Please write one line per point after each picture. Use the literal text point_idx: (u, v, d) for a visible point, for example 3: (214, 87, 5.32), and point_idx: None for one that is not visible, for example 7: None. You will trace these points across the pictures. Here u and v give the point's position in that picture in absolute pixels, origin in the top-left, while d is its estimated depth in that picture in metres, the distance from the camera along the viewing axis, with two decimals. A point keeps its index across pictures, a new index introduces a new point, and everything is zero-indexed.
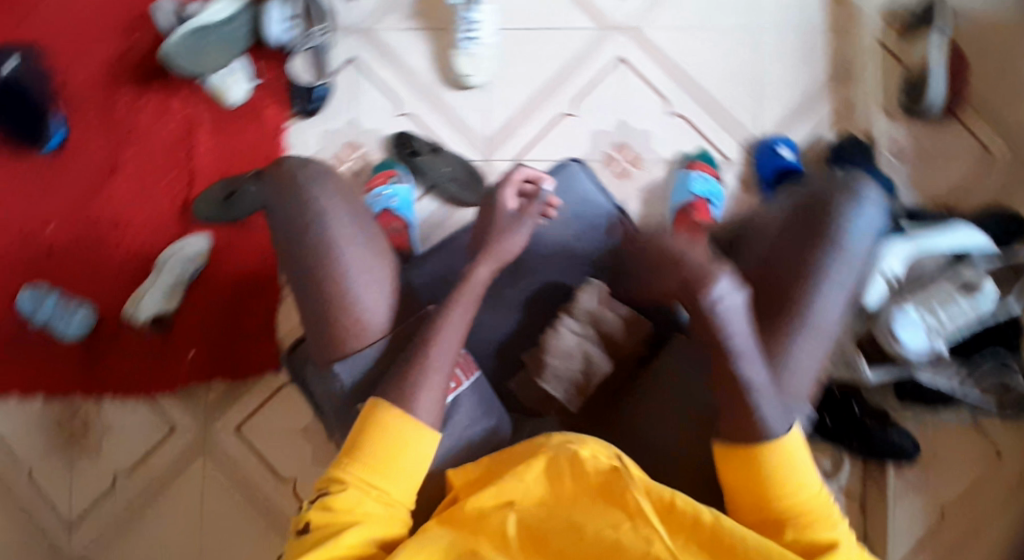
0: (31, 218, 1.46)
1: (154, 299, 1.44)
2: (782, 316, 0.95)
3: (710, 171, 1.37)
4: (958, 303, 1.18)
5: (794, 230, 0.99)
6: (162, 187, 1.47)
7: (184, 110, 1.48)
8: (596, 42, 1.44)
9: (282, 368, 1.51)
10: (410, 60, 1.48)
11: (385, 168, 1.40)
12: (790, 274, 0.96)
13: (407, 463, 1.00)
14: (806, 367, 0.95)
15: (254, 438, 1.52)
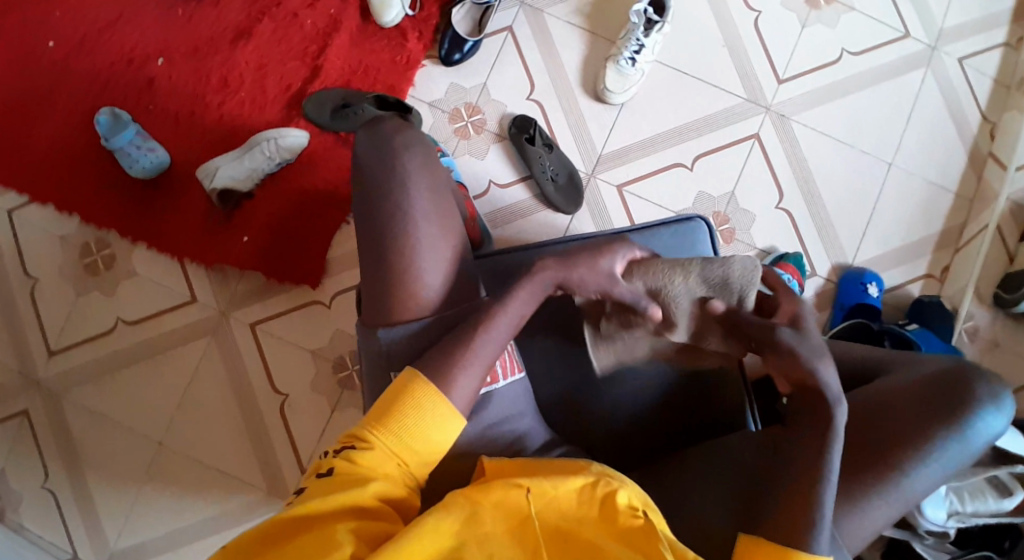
0: (147, 46, 1.46)
1: (231, 172, 1.42)
2: (877, 472, 1.03)
3: (796, 275, 1.36)
4: (987, 500, 1.28)
5: (926, 400, 1.05)
6: (281, 70, 1.46)
7: (333, 8, 1.46)
8: (742, 112, 1.42)
9: (320, 287, 1.50)
10: (564, 52, 1.44)
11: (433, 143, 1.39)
12: (900, 440, 1.04)
13: (431, 438, 0.96)
14: (873, 523, 1.03)
15: (264, 341, 1.50)
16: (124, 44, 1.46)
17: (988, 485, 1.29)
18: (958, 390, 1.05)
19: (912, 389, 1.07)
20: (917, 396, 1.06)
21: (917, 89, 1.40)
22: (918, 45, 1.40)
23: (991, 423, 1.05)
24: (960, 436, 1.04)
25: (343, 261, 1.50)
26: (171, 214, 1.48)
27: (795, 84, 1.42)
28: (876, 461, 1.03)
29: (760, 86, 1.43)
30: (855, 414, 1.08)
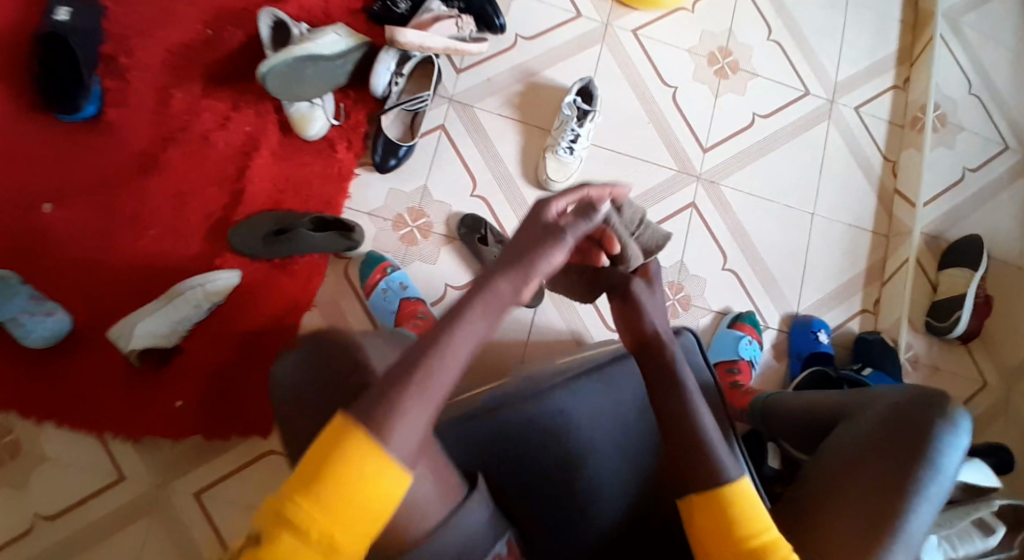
0: (32, 186, 1.29)
1: (150, 329, 1.23)
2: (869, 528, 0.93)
3: (754, 334, 1.40)
4: (975, 541, 1.18)
5: (892, 437, 0.98)
6: (196, 200, 1.32)
7: (246, 126, 1.36)
8: (677, 183, 1.47)
9: (275, 432, 1.30)
10: (500, 146, 1.45)
11: (378, 262, 1.33)
12: (883, 486, 0.95)
13: (368, 504, 0.76)
14: None
15: (215, 509, 1.27)
16: (6, 186, 1.28)
17: (972, 525, 1.19)
18: (918, 418, 0.98)
19: (874, 427, 1.00)
20: (884, 435, 0.99)
21: (824, 141, 1.52)
22: (819, 101, 1.54)
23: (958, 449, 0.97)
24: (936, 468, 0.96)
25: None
26: (85, 381, 1.26)
27: (717, 151, 1.50)
28: (863, 512, 0.94)
29: (687, 155, 1.49)
30: (830, 469, 1.00)
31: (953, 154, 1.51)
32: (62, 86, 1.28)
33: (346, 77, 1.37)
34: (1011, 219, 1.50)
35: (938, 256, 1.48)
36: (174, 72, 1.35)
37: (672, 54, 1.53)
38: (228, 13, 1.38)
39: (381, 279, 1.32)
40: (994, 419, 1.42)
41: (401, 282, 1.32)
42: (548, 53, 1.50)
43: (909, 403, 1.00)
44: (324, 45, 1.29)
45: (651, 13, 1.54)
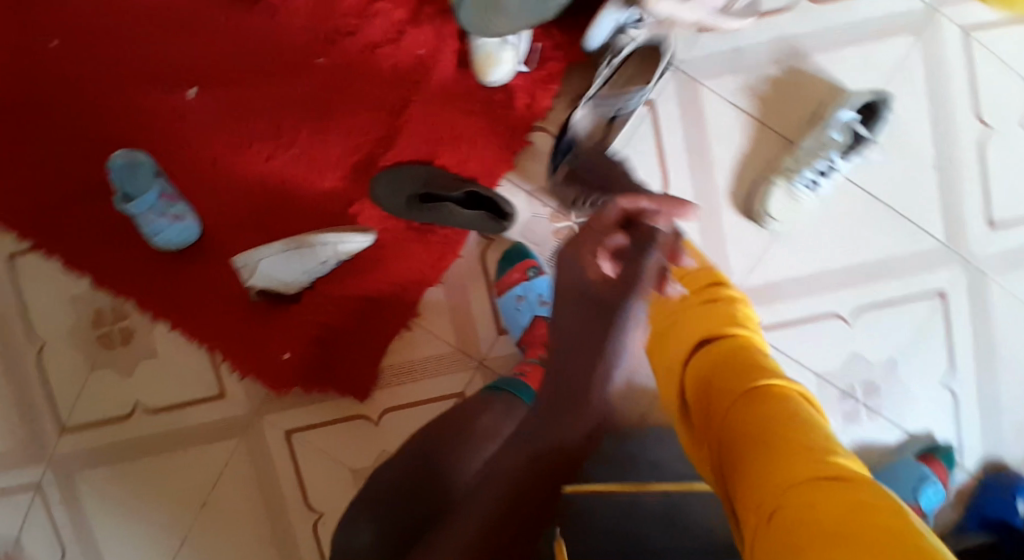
0: (187, 56, 1.16)
1: (275, 269, 1.12)
2: None
3: (945, 479, 1.11)
4: None
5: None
6: (345, 122, 1.15)
7: (420, 48, 1.13)
8: (939, 259, 1.13)
9: (372, 399, 1.19)
10: (717, 148, 1.14)
11: (522, 258, 1.14)
12: None
13: None
14: None
15: (301, 455, 1.19)
16: (160, 50, 1.16)
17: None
18: None
19: None
20: None
21: None
22: None
23: None
24: None
25: (425, 369, 1.19)
26: (198, 287, 1.17)
27: (1006, 233, 1.14)
28: None
29: (962, 227, 1.14)
30: None
31: None
32: None
33: (554, 13, 1.02)
34: None
35: None
36: None
37: (994, 82, 1.13)
38: None
39: (518, 281, 1.13)
40: None
41: (538, 293, 1.12)
42: (831, 33, 1.14)
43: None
44: None
45: (994, 14, 1.13)
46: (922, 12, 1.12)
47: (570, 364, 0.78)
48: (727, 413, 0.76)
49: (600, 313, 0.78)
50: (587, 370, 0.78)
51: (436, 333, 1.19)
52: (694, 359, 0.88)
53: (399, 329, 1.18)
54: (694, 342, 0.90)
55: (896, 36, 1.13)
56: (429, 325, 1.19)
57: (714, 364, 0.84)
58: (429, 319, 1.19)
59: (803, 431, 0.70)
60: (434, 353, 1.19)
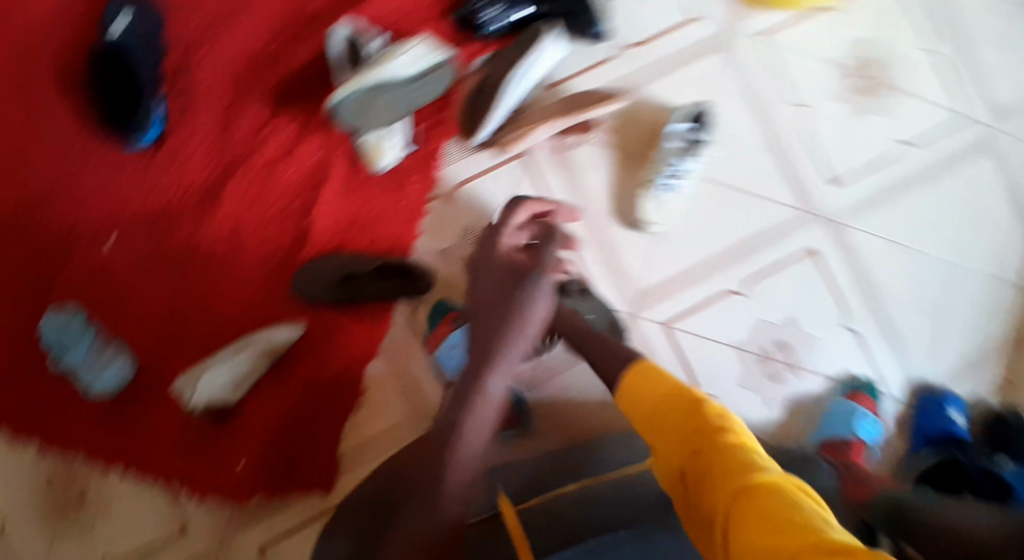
0: (97, 215, 1.25)
1: (213, 382, 1.18)
2: None
3: (872, 407, 1.22)
4: None
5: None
6: (258, 236, 1.25)
7: (311, 155, 1.26)
8: (790, 227, 1.26)
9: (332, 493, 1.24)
10: (591, 180, 1.25)
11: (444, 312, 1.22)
12: None
13: None
14: None
15: None
16: (69, 217, 1.24)
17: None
18: None
19: None
20: None
21: (977, 180, 1.28)
22: (979, 126, 1.29)
23: None
24: None
25: (380, 443, 1.25)
26: (147, 424, 1.22)
27: (854, 186, 1.27)
28: None
29: (808, 190, 1.28)
30: None
31: None
32: (128, 104, 1.23)
33: (440, 90, 1.23)
34: None
35: None
36: (241, 94, 1.27)
37: (805, 67, 1.29)
38: (308, 29, 1.28)
39: (446, 333, 1.20)
40: None
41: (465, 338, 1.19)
42: (659, 59, 1.29)
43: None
44: (400, 65, 1.18)
45: (787, 12, 1.30)
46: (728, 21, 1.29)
47: (483, 328, 0.95)
48: (729, 533, 0.70)
49: (502, 283, 0.99)
50: (493, 332, 0.94)
51: (384, 407, 1.26)
52: (680, 464, 0.79)
53: (346, 417, 1.25)
54: (672, 451, 0.81)
55: (710, 52, 1.29)
56: (374, 399, 1.26)
57: (700, 468, 0.76)
58: (374, 393, 1.26)
59: (803, 527, 0.66)
60: (384, 425, 1.25)
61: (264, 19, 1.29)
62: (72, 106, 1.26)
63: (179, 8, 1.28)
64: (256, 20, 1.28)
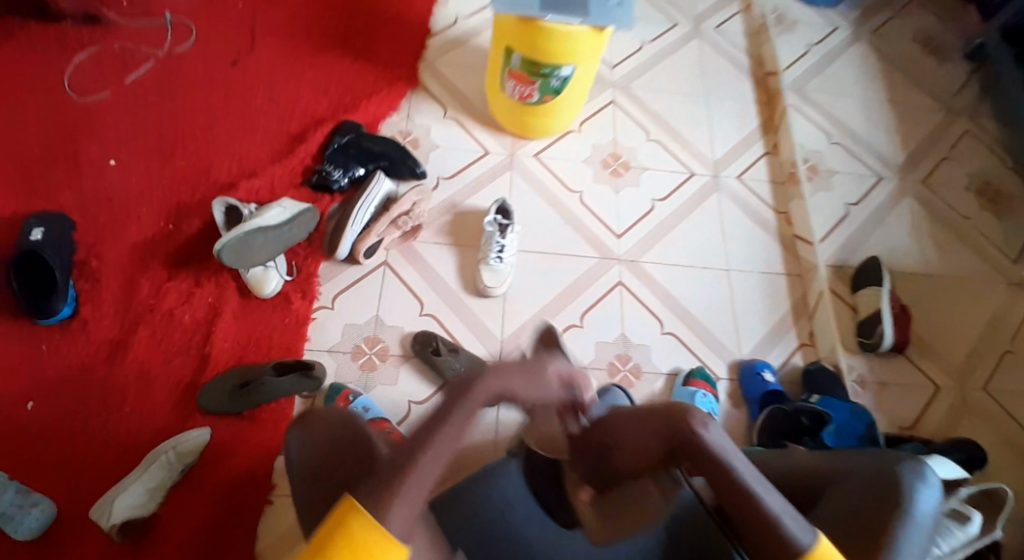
0: (15, 393, 1.38)
1: (129, 500, 1.30)
2: (866, 546, 1.07)
3: (709, 389, 1.51)
4: (954, 531, 1.24)
5: (874, 501, 1.11)
6: (167, 371, 1.42)
7: (209, 297, 1.47)
8: (600, 269, 1.60)
9: None
10: (439, 268, 1.56)
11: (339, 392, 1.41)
12: (876, 520, 1.09)
13: None
14: None
15: None
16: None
17: (947, 516, 1.25)
18: (892, 486, 1.11)
19: (862, 491, 1.12)
20: (865, 487, 1.12)
21: (717, 210, 1.69)
22: (704, 177, 1.72)
23: (928, 499, 1.10)
24: (910, 517, 1.08)
25: (297, 529, 1.36)
26: None
27: (631, 234, 1.65)
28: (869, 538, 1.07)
29: (603, 244, 1.63)
30: (835, 517, 1.12)
31: (833, 195, 1.70)
32: (41, 293, 1.41)
33: (305, 232, 1.51)
34: (907, 237, 1.68)
35: (849, 280, 1.64)
36: (141, 264, 1.47)
37: (583, 155, 1.69)
38: (184, 207, 1.52)
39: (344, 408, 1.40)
40: (942, 415, 1.55)
41: (364, 405, 1.40)
42: (474, 176, 1.63)
43: (875, 478, 1.12)
44: (268, 219, 1.45)
45: (544, 141, 1.69)
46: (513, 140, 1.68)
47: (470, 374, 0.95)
48: None
49: (520, 364, 0.96)
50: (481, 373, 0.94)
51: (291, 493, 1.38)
52: None
53: (261, 506, 1.37)
54: None
55: (502, 172, 1.65)
56: (284, 488, 1.39)
57: None
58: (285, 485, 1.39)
59: None
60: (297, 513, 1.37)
61: (150, 198, 1.52)
62: None
63: (73, 204, 1.49)
64: (143, 201, 1.51)
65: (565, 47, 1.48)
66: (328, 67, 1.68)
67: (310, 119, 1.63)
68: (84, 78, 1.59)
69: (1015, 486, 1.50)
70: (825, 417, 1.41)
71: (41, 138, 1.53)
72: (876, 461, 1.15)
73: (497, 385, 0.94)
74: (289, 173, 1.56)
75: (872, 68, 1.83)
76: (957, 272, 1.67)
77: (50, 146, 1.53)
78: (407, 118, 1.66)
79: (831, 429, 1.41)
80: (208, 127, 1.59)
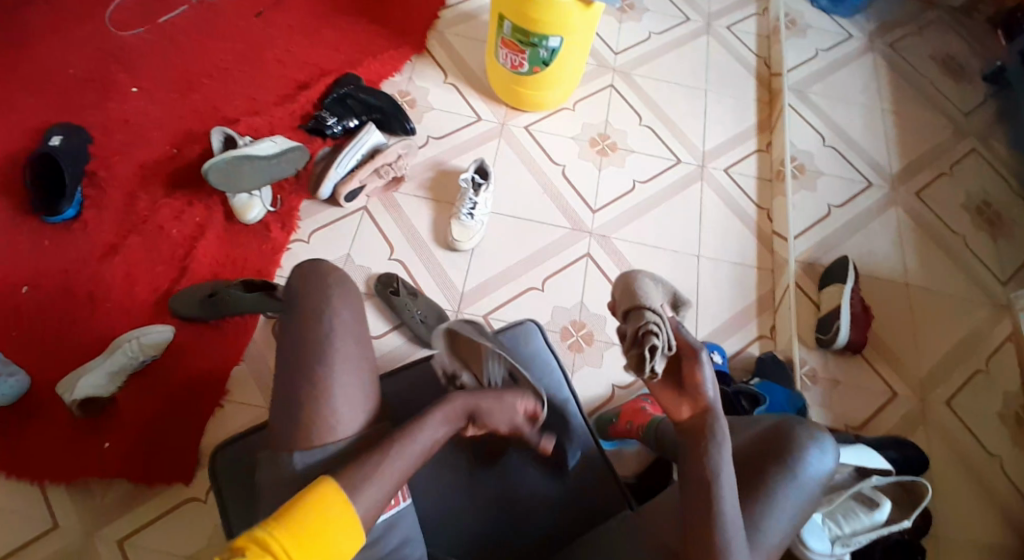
0: (13, 276, 1.53)
1: (93, 381, 1.44)
2: (748, 495, 1.09)
3: None
4: (860, 516, 1.29)
5: (752, 464, 1.11)
6: (149, 277, 1.56)
7: (198, 217, 1.60)
8: (571, 239, 1.65)
9: (195, 479, 1.47)
10: (414, 219, 1.64)
11: None
12: (755, 473, 1.10)
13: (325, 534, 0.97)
14: (782, 523, 1.08)
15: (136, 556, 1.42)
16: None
17: (855, 501, 1.31)
18: (783, 444, 1.11)
19: (747, 445, 1.14)
20: (754, 445, 1.13)
21: (697, 197, 1.71)
22: (690, 167, 1.74)
23: (820, 463, 1.11)
24: (793, 476, 1.10)
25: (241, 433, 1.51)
26: (39, 433, 1.45)
27: (608, 210, 1.68)
28: (751, 484, 1.09)
29: (579, 216, 1.67)
30: None
31: (816, 196, 1.72)
32: (51, 193, 1.56)
33: (293, 169, 1.61)
34: (888, 245, 1.68)
35: (816, 278, 1.65)
36: (142, 180, 1.62)
37: (574, 131, 1.76)
38: (189, 136, 1.66)
39: None
40: (896, 418, 1.53)
41: None
42: (463, 138, 1.73)
43: (766, 436, 1.13)
44: (259, 148, 1.56)
45: (540, 112, 1.77)
46: (505, 112, 1.77)
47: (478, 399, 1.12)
48: None
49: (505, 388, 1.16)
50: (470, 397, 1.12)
51: (245, 401, 1.54)
52: None
53: (213, 407, 1.52)
54: None
55: (489, 139, 1.73)
56: (238, 396, 1.54)
57: None
58: (238, 393, 1.54)
59: None
60: (244, 418, 1.53)
61: (161, 123, 1.67)
62: (2, 193, 1.58)
63: (93, 120, 1.65)
64: (155, 125, 1.66)
65: (557, 18, 1.54)
66: (344, 26, 1.80)
67: (318, 72, 1.75)
68: (124, 14, 1.77)
69: (955, 498, 1.47)
70: (763, 400, 1.43)
71: (77, 60, 1.70)
72: (777, 419, 1.16)
73: (467, 402, 1.11)
74: (288, 117, 1.69)
75: (880, 83, 1.88)
76: (933, 284, 1.65)
77: (84, 67, 1.70)
78: (409, 80, 1.78)
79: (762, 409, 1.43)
80: (224, 67, 1.73)
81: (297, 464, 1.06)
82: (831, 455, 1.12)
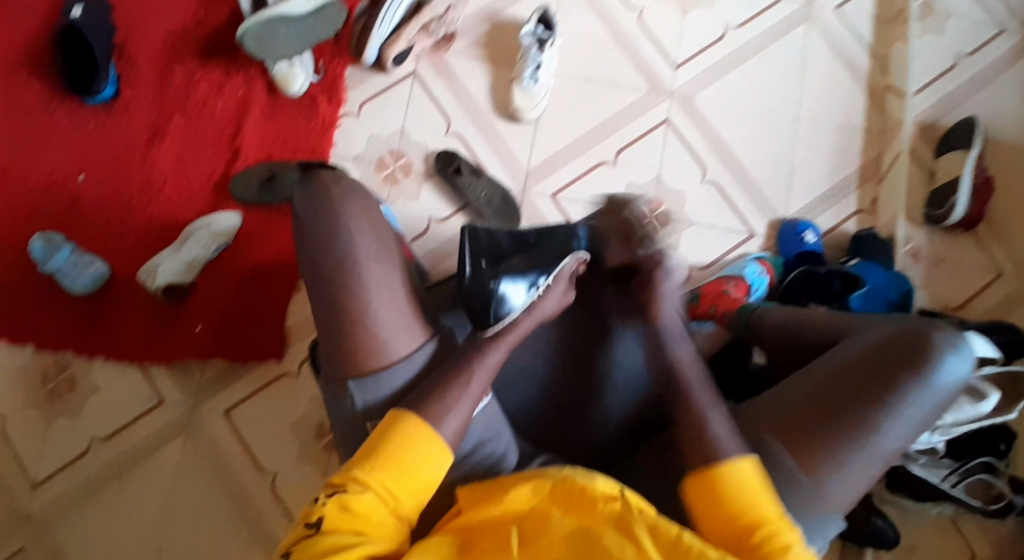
0: (64, 166, 1.46)
1: (173, 267, 1.38)
2: (861, 407, 0.92)
3: (768, 266, 1.38)
4: (964, 407, 1.25)
5: (871, 367, 0.94)
6: (201, 158, 1.48)
7: (238, 91, 1.50)
8: (646, 104, 1.48)
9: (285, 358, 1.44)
10: (470, 84, 1.50)
11: None
12: (872, 385, 0.92)
13: (401, 459, 0.89)
14: (895, 436, 0.91)
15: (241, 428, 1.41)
16: (40, 173, 1.46)
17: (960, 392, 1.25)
18: (907, 350, 0.93)
19: (864, 349, 0.95)
20: (875, 348, 0.95)
21: (802, 44, 1.51)
22: (793, 7, 1.52)
23: (955, 369, 0.93)
24: (921, 387, 0.92)
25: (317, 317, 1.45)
26: (122, 317, 1.42)
27: (690, 67, 1.49)
28: (866, 393, 0.92)
29: (658, 75, 1.49)
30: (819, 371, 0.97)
31: (938, 43, 1.51)
32: (83, 71, 1.46)
33: (333, 29, 1.44)
34: (1013, 100, 1.48)
35: (929, 143, 1.46)
36: (176, 51, 1.51)
37: None
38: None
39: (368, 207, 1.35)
40: (1001, 298, 1.40)
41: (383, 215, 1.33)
42: None
43: (895, 338, 0.95)
44: (293, 5, 1.37)
45: None
46: None
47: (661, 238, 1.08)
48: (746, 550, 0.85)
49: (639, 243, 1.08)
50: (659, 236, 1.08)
51: None
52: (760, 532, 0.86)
53: (284, 289, 1.45)
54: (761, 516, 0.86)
55: None
56: None
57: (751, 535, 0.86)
58: None
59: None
60: None
61: None
62: (38, 73, 1.49)
63: None
64: None
65: None
66: None
67: None
68: None
69: None
70: (860, 282, 1.27)
71: None
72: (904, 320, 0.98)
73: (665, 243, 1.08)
74: None
75: None
76: None
77: None
78: None
79: (861, 292, 1.28)
80: None
81: (355, 398, 0.96)
82: (966, 361, 0.94)
